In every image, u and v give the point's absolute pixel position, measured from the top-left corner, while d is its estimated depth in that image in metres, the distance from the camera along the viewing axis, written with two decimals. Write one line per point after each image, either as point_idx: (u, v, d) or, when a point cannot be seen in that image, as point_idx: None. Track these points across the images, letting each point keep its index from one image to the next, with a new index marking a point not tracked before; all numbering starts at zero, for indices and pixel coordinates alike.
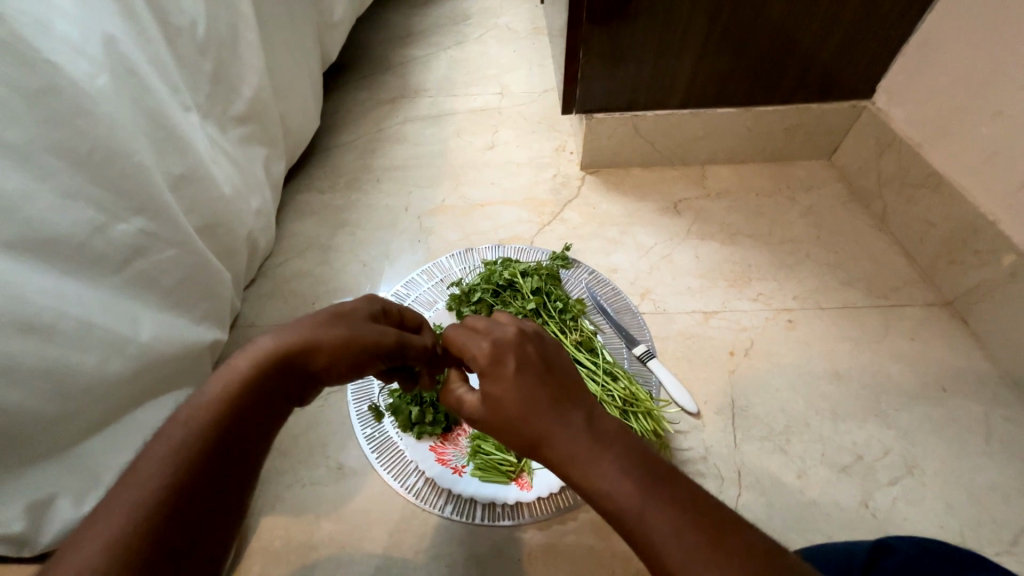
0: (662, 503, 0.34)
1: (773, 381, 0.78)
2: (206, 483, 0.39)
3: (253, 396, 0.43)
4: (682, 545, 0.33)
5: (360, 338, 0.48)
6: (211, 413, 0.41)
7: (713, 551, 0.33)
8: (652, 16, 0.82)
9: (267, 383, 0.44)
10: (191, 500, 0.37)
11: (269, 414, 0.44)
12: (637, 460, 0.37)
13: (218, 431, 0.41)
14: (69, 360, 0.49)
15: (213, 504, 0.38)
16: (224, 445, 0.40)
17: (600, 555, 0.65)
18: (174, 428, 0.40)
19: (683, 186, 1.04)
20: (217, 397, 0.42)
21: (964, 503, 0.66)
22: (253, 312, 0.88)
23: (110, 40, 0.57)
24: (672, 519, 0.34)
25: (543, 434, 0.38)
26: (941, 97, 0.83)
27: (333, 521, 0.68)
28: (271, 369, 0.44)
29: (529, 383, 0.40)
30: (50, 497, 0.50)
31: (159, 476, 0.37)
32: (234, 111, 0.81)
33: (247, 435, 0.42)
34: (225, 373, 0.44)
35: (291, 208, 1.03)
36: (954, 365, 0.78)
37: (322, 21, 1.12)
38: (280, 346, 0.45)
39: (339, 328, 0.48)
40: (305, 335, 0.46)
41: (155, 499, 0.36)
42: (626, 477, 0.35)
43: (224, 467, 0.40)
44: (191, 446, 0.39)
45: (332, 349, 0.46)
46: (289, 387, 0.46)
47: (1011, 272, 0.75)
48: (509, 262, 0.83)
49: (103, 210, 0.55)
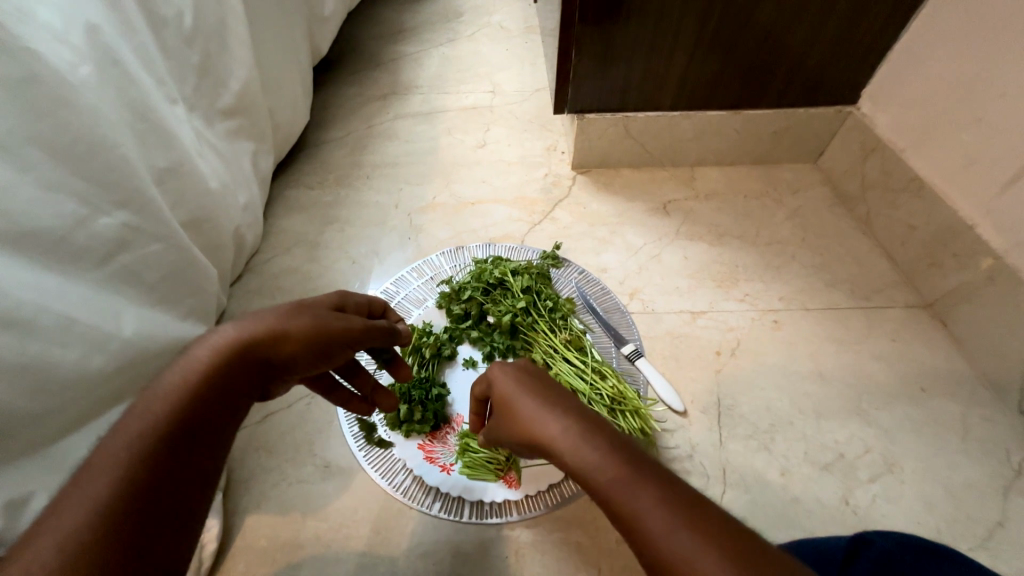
0: (637, 482, 0.37)
1: (758, 380, 0.79)
2: (169, 472, 0.38)
3: (218, 385, 0.43)
4: (653, 519, 0.35)
5: (325, 327, 0.50)
6: (172, 403, 0.41)
7: (683, 524, 0.34)
8: (644, 17, 0.83)
9: (235, 372, 0.44)
10: (154, 490, 0.37)
11: (236, 402, 0.44)
12: (622, 449, 0.40)
13: (180, 420, 0.40)
14: (49, 355, 0.48)
15: (177, 493, 0.38)
16: (185, 434, 0.40)
17: (586, 552, 0.65)
18: (132, 419, 0.39)
19: (672, 186, 1.05)
20: (178, 386, 0.41)
21: (941, 500, 0.68)
22: (239, 308, 0.87)
23: (94, 29, 0.56)
24: (646, 496, 0.36)
25: (541, 427, 0.44)
26: (924, 104, 0.84)
27: (319, 520, 0.68)
28: (239, 357, 0.45)
29: (537, 396, 0.47)
30: (27, 494, 0.47)
31: (119, 468, 0.37)
32: (222, 104, 0.80)
33: (215, 423, 0.42)
34: (185, 361, 0.43)
35: (279, 204, 1.02)
36: (934, 366, 0.80)
37: (312, 15, 1.10)
38: (248, 334, 0.46)
39: (305, 318, 0.50)
40: (271, 323, 0.47)
41: (115, 490, 0.36)
42: (604, 459, 0.39)
43: (186, 455, 0.39)
44: (151, 437, 0.38)
45: (301, 337, 0.48)
46: (256, 375, 0.46)
47: (989, 276, 0.76)
48: (499, 261, 0.83)
49: (85, 203, 0.53)
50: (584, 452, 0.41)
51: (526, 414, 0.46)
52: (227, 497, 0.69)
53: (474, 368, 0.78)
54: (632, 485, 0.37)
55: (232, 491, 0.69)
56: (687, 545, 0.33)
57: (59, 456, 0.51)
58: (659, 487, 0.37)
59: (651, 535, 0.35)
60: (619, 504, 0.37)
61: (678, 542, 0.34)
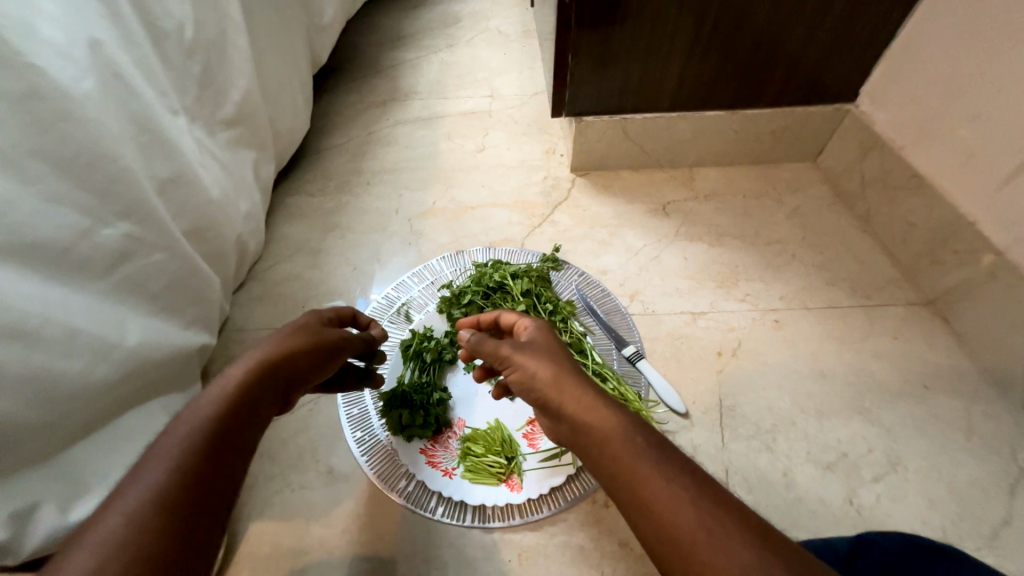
0: (657, 456, 0.42)
1: (760, 381, 0.79)
2: (208, 482, 0.40)
3: (254, 398, 0.46)
4: (679, 494, 0.40)
5: (325, 340, 0.56)
6: (214, 414, 0.43)
7: (704, 504, 0.39)
8: (640, 20, 0.83)
9: (266, 386, 0.47)
10: (196, 496, 0.38)
11: (264, 410, 0.47)
12: (644, 426, 0.45)
13: (218, 431, 0.42)
14: (53, 367, 0.49)
15: (216, 500, 0.39)
16: (224, 444, 0.42)
17: (590, 555, 0.65)
18: (179, 426, 0.42)
19: (672, 188, 1.05)
20: (218, 394, 0.44)
21: (945, 498, 0.68)
22: (243, 316, 0.87)
23: (95, 43, 0.57)
24: (671, 474, 0.41)
25: (562, 380, 0.50)
26: (922, 100, 0.84)
27: (323, 525, 0.68)
28: (270, 371, 0.48)
29: (567, 360, 0.53)
30: (34, 504, 0.48)
31: (166, 467, 0.39)
32: (222, 114, 0.80)
33: (250, 427, 0.45)
34: (222, 380, 0.46)
35: (281, 211, 1.03)
36: (935, 363, 0.80)
37: (312, 24, 1.11)
38: (270, 352, 0.50)
39: (307, 337, 0.54)
40: (285, 342, 0.52)
41: (156, 496, 0.37)
42: (633, 431, 0.44)
43: (225, 465, 0.41)
44: (194, 445, 0.40)
45: (310, 350, 0.53)
46: (284, 388, 0.50)
47: (991, 272, 0.76)
48: (500, 264, 0.84)
49: (89, 214, 0.54)
50: (611, 420, 0.45)
51: (548, 365, 0.51)
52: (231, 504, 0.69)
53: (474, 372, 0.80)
54: (659, 461, 0.42)
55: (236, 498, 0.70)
56: (709, 520, 0.38)
57: (63, 465, 0.51)
58: (682, 469, 0.42)
59: (675, 507, 0.39)
60: (644, 475, 0.41)
61: (699, 516, 0.38)
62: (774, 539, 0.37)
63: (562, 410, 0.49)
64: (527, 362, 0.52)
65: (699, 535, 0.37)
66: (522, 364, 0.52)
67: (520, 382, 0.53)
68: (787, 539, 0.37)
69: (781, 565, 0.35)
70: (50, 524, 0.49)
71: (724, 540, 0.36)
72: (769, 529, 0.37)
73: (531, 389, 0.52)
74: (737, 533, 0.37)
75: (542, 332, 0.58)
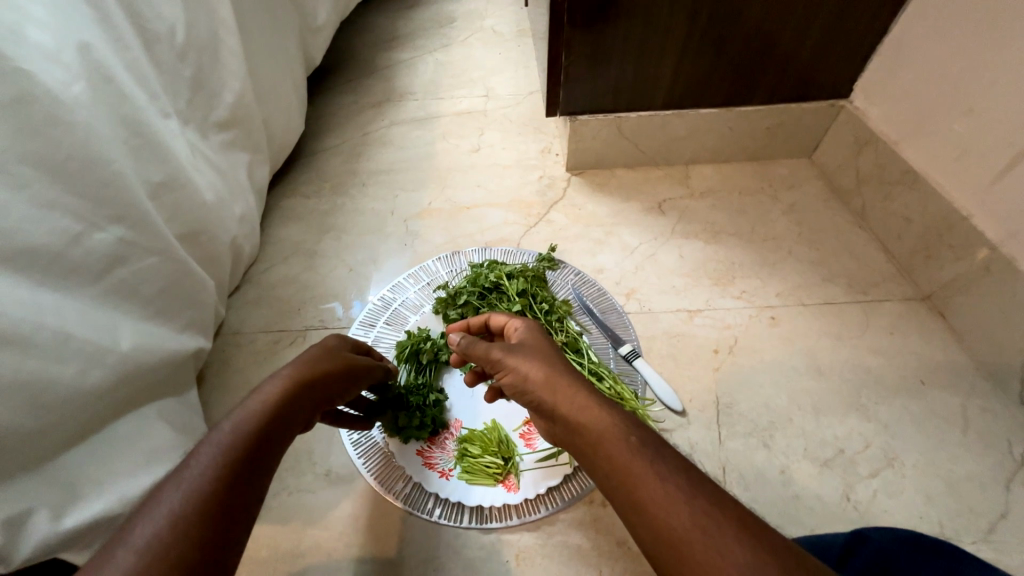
0: (650, 454, 0.42)
1: (757, 378, 0.79)
2: (244, 490, 0.40)
3: (289, 412, 0.47)
4: (673, 493, 0.40)
5: (351, 362, 0.58)
6: (250, 426, 0.44)
7: (697, 502, 0.39)
8: (633, 18, 0.83)
9: (300, 401, 0.49)
10: (230, 504, 0.39)
11: (295, 423, 0.48)
12: (636, 425, 0.45)
13: (253, 441, 0.43)
14: (45, 372, 0.49)
15: (251, 509, 0.40)
16: (259, 455, 0.43)
17: (587, 555, 0.65)
18: (218, 434, 0.42)
19: (667, 186, 1.05)
20: (257, 407, 0.45)
21: (942, 493, 0.68)
22: (239, 319, 0.87)
23: (85, 47, 0.57)
24: (664, 473, 0.41)
25: (556, 382, 0.50)
26: (917, 96, 0.84)
27: (320, 528, 0.68)
28: (304, 387, 0.50)
29: (558, 360, 0.53)
30: (28, 510, 0.47)
31: (206, 473, 0.39)
32: (215, 117, 0.80)
33: (281, 441, 0.45)
34: (258, 395, 0.47)
35: (276, 214, 1.03)
36: (932, 358, 0.80)
37: (305, 25, 1.11)
38: (304, 370, 0.51)
39: (335, 358, 0.56)
40: (317, 362, 0.53)
41: (195, 503, 0.37)
42: (626, 430, 0.44)
43: (260, 475, 0.42)
44: (229, 455, 0.41)
45: (338, 370, 0.55)
46: (316, 406, 0.51)
47: (986, 267, 0.76)
48: (495, 264, 0.84)
49: (81, 219, 0.54)
50: (604, 420, 0.45)
51: (540, 366, 0.51)
52: None
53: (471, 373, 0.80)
54: (653, 460, 0.42)
55: None
56: (702, 519, 0.38)
57: (59, 471, 0.51)
58: (675, 467, 0.42)
59: (668, 506, 0.39)
60: (638, 475, 0.41)
61: (693, 514, 0.38)
62: (768, 536, 0.36)
63: (556, 411, 0.49)
64: (518, 364, 0.52)
65: (692, 533, 0.37)
66: (513, 367, 0.52)
67: (512, 385, 0.53)
68: (781, 536, 0.37)
69: (775, 563, 0.34)
70: (44, 530, 0.48)
71: (718, 538, 0.36)
72: (762, 526, 0.37)
73: (523, 391, 0.52)
74: (730, 531, 0.37)
75: (533, 333, 0.58)
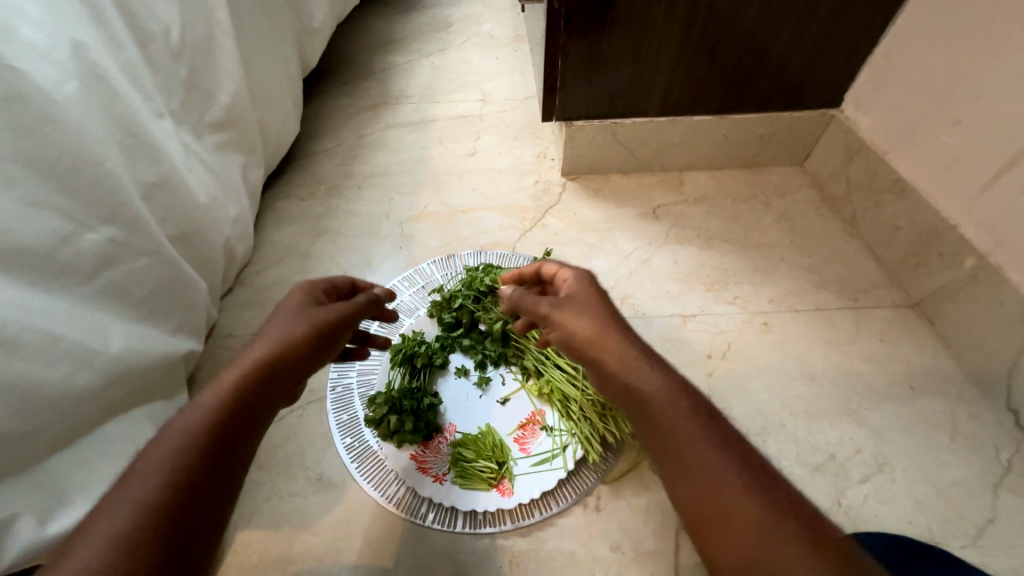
0: (702, 423, 0.43)
1: (750, 383, 0.79)
2: (195, 498, 0.41)
3: (248, 405, 0.47)
4: (722, 465, 0.40)
5: (320, 317, 0.54)
6: (202, 426, 0.44)
7: (744, 476, 0.40)
8: (629, 26, 0.83)
9: (262, 390, 0.48)
10: (180, 508, 0.40)
11: (259, 413, 0.47)
12: (686, 392, 0.46)
13: (205, 445, 0.43)
14: (32, 375, 0.48)
15: (204, 510, 0.41)
16: (213, 456, 0.43)
17: (581, 560, 0.65)
18: (171, 435, 0.43)
19: (662, 192, 1.06)
20: (213, 403, 0.45)
21: (932, 498, 0.68)
22: (230, 322, 0.86)
23: (78, 45, 0.56)
24: (716, 447, 0.42)
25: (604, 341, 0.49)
26: (907, 105, 0.85)
27: (312, 533, 0.68)
28: (264, 374, 0.48)
29: (610, 318, 0.52)
30: (10, 517, 0.46)
31: (156, 478, 0.40)
32: (210, 117, 0.80)
33: (243, 435, 0.45)
34: (213, 390, 0.46)
35: (270, 216, 1.02)
36: (921, 365, 0.81)
37: (302, 27, 1.11)
38: (268, 352, 0.50)
39: (302, 321, 0.53)
40: (283, 336, 0.51)
41: (142, 512, 0.39)
42: (679, 399, 0.45)
43: (215, 476, 0.42)
44: (180, 457, 0.42)
45: (307, 338, 0.52)
46: (282, 390, 0.50)
47: (973, 275, 0.77)
48: (490, 268, 0.85)
49: (72, 219, 0.53)
50: (654, 381, 0.46)
51: (590, 321, 0.51)
52: None
53: (466, 377, 0.80)
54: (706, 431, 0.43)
55: None
56: (748, 491, 0.39)
57: (45, 476, 0.50)
58: (722, 436, 0.43)
59: (719, 473, 0.40)
60: (690, 443, 0.42)
61: (743, 485, 0.39)
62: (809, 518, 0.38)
63: (603, 362, 0.49)
64: (568, 320, 0.52)
65: (740, 503, 0.38)
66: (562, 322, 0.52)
67: (559, 335, 0.53)
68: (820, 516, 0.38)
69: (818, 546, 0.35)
70: (26, 537, 0.47)
71: (764, 509, 0.37)
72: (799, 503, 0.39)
73: (573, 342, 0.51)
74: (775, 508, 0.38)
75: (584, 283, 0.57)
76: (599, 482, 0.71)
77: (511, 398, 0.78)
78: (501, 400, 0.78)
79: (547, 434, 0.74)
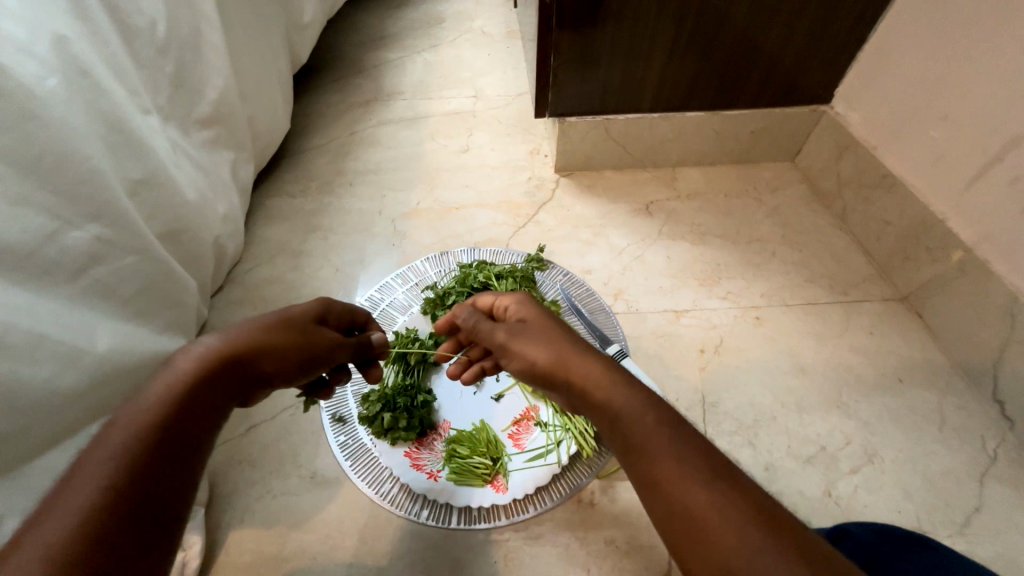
0: (679, 442, 0.41)
1: (743, 377, 0.80)
2: (148, 494, 0.38)
3: (202, 396, 0.44)
4: (687, 471, 0.39)
5: (304, 335, 0.54)
6: (153, 419, 0.41)
7: (726, 493, 0.38)
8: (620, 21, 0.83)
9: (219, 385, 0.46)
10: (130, 504, 0.37)
11: (215, 409, 0.45)
12: (649, 404, 0.44)
13: (156, 440, 0.40)
14: (18, 374, 0.47)
15: (156, 506, 0.38)
16: (165, 451, 0.40)
17: (575, 554, 0.66)
18: (116, 431, 0.40)
19: (654, 188, 1.06)
20: (163, 396, 0.43)
21: (920, 488, 0.69)
22: (221, 320, 0.86)
23: (60, 39, 0.55)
24: (682, 454, 0.40)
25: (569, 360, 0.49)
26: (894, 101, 0.86)
27: (305, 531, 0.67)
28: (223, 368, 0.47)
29: (580, 341, 0.51)
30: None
31: (102, 476, 0.37)
32: (198, 114, 0.79)
33: (196, 432, 0.43)
34: (167, 376, 0.44)
35: (261, 213, 1.02)
36: (910, 357, 0.82)
37: (291, 22, 1.10)
38: (235, 347, 0.48)
39: (285, 331, 0.53)
40: (259, 336, 0.50)
41: (88, 509, 0.35)
42: (644, 411, 0.43)
43: (169, 472, 0.40)
44: (128, 453, 0.39)
45: (286, 349, 0.52)
46: (237, 388, 0.48)
47: (959, 267, 0.78)
48: (484, 265, 0.86)
49: (56, 216, 0.53)
50: (631, 399, 0.44)
51: (548, 348, 0.51)
52: (211, 510, 0.68)
53: None
54: (674, 439, 0.41)
55: (217, 505, 0.69)
56: (727, 503, 0.37)
57: (32, 476, 0.49)
58: (701, 450, 0.41)
59: (684, 484, 0.39)
60: (654, 452, 0.41)
61: (715, 501, 0.37)
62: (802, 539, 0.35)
63: (572, 388, 0.48)
64: (524, 349, 0.52)
65: (720, 524, 0.36)
66: (520, 354, 0.53)
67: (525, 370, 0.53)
68: (816, 538, 0.36)
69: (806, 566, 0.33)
70: None
71: (739, 525, 0.36)
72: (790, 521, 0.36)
73: (539, 373, 0.52)
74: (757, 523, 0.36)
75: (528, 306, 0.58)
76: (593, 477, 0.71)
77: (504, 395, 0.78)
78: (495, 397, 0.78)
79: (541, 430, 0.74)
